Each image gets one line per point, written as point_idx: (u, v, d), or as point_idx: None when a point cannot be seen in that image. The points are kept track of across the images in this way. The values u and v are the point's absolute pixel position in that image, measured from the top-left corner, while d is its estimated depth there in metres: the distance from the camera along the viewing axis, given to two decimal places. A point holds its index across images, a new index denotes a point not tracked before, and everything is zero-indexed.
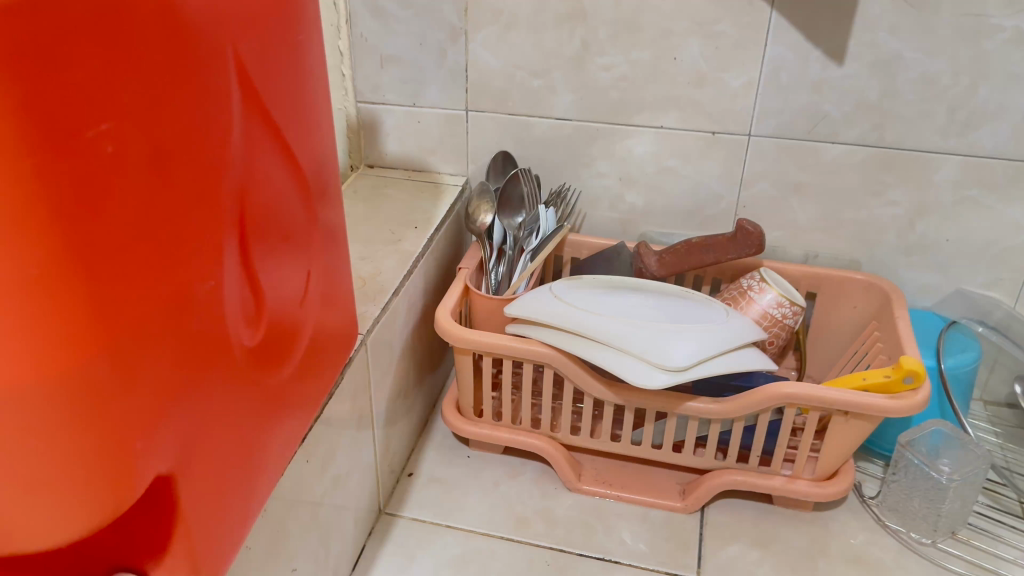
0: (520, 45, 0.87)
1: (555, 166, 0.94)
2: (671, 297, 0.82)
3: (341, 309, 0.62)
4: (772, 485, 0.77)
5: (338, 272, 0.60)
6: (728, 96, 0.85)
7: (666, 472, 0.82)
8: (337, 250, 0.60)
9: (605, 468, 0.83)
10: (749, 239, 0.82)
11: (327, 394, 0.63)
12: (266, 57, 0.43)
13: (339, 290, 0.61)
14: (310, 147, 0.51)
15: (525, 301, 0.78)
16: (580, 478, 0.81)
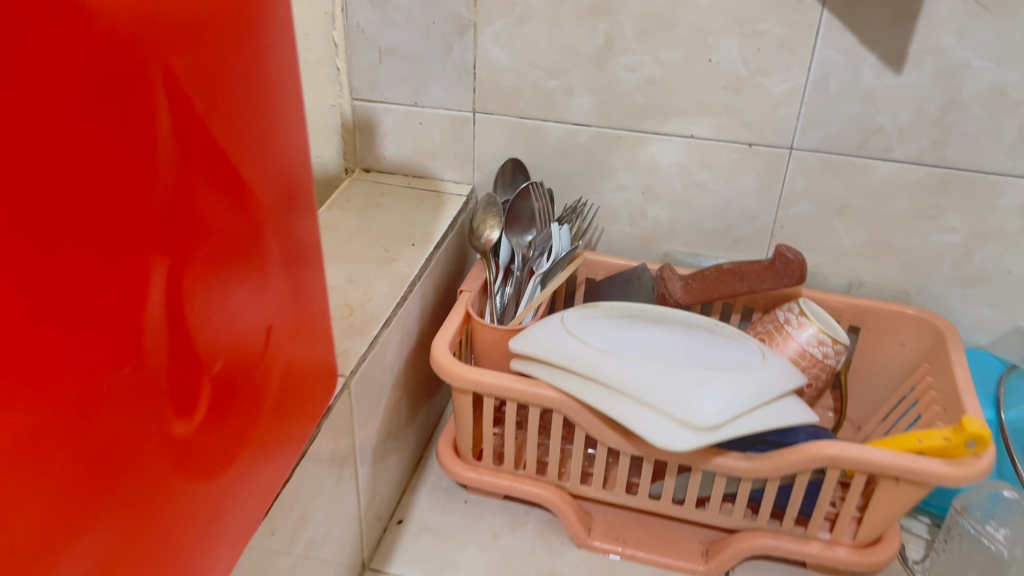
0: (535, 40, 0.78)
1: (570, 177, 0.85)
2: (700, 333, 0.73)
3: (320, 348, 0.53)
4: (807, 551, 0.68)
5: (317, 306, 0.51)
6: (768, 104, 0.76)
7: (687, 529, 0.73)
8: (316, 280, 0.50)
9: (618, 520, 0.74)
10: (790, 267, 0.73)
11: (299, 454, 0.54)
12: (213, 67, 0.34)
13: (318, 327, 0.52)
14: (278, 168, 0.42)
15: (533, 338, 0.69)
16: (591, 534, 0.72)
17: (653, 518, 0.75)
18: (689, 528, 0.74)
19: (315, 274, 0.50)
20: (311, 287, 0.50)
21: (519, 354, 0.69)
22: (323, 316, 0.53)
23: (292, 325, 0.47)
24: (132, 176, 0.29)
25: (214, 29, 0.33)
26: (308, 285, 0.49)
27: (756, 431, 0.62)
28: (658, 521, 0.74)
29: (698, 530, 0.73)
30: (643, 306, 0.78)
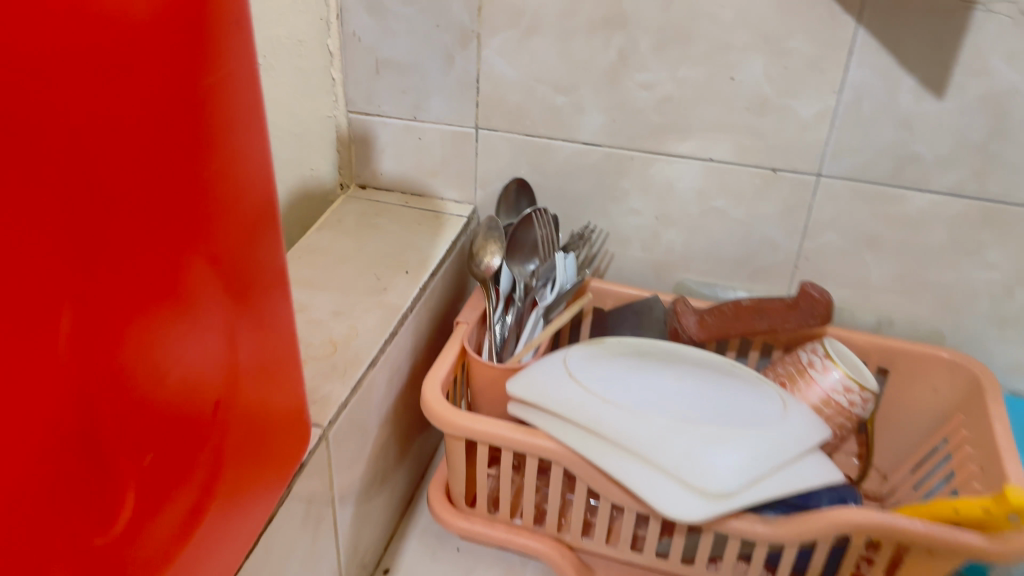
0: (544, 53, 0.72)
1: (579, 199, 0.79)
2: (716, 378, 0.67)
3: (293, 396, 0.47)
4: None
5: (287, 354, 0.45)
6: (795, 127, 0.69)
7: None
8: (287, 326, 0.45)
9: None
10: (816, 306, 0.68)
11: (270, 514, 0.49)
12: (141, 104, 0.27)
13: (289, 376, 0.46)
14: (236, 210, 0.36)
15: (533, 386, 0.63)
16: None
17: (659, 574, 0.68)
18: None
19: (287, 322, 0.44)
20: (280, 336, 0.44)
21: (518, 403, 0.64)
22: (295, 361, 0.47)
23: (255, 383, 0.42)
24: (18, 255, 0.23)
25: (143, 59, 0.27)
26: (277, 334, 0.43)
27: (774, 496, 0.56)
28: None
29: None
30: (654, 342, 0.72)
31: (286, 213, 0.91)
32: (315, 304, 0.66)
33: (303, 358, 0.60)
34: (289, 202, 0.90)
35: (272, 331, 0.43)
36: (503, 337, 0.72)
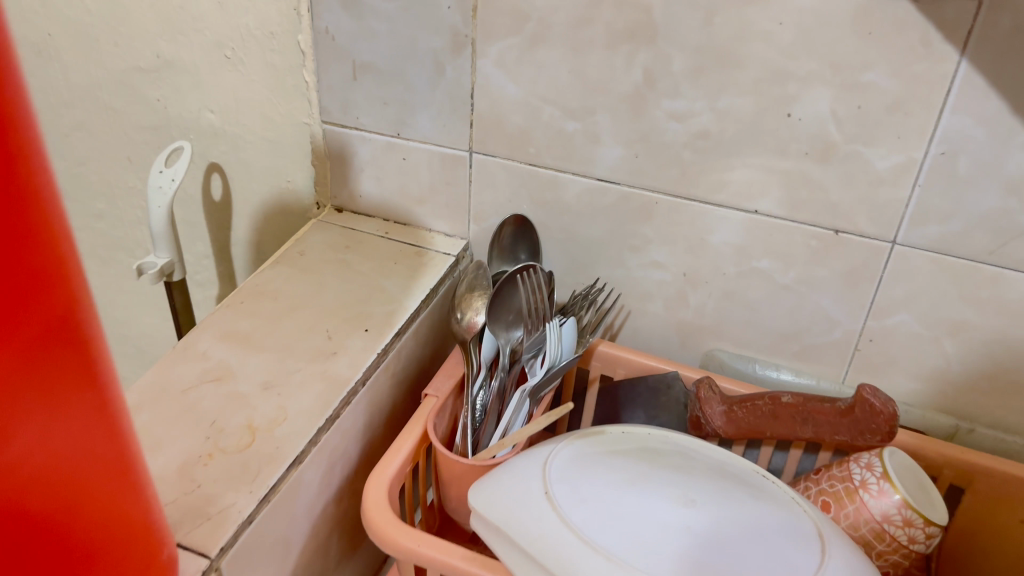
0: (552, 67, 0.58)
1: (591, 244, 0.65)
2: (742, 502, 0.51)
3: (149, 509, 0.35)
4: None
5: (131, 466, 0.32)
6: (865, 182, 0.54)
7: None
8: (122, 433, 0.31)
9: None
10: (874, 419, 0.53)
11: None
12: None
13: (137, 491, 0.33)
14: None
15: (499, 516, 0.50)
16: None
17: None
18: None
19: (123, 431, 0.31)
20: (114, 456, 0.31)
21: (488, 527, 0.51)
22: (146, 466, 0.34)
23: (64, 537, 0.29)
24: None
25: None
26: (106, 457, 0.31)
27: None
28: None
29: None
30: (669, 435, 0.58)
31: (263, 226, 0.80)
32: (243, 372, 0.54)
33: (208, 451, 0.49)
34: (265, 214, 0.78)
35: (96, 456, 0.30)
36: (481, 419, 0.59)
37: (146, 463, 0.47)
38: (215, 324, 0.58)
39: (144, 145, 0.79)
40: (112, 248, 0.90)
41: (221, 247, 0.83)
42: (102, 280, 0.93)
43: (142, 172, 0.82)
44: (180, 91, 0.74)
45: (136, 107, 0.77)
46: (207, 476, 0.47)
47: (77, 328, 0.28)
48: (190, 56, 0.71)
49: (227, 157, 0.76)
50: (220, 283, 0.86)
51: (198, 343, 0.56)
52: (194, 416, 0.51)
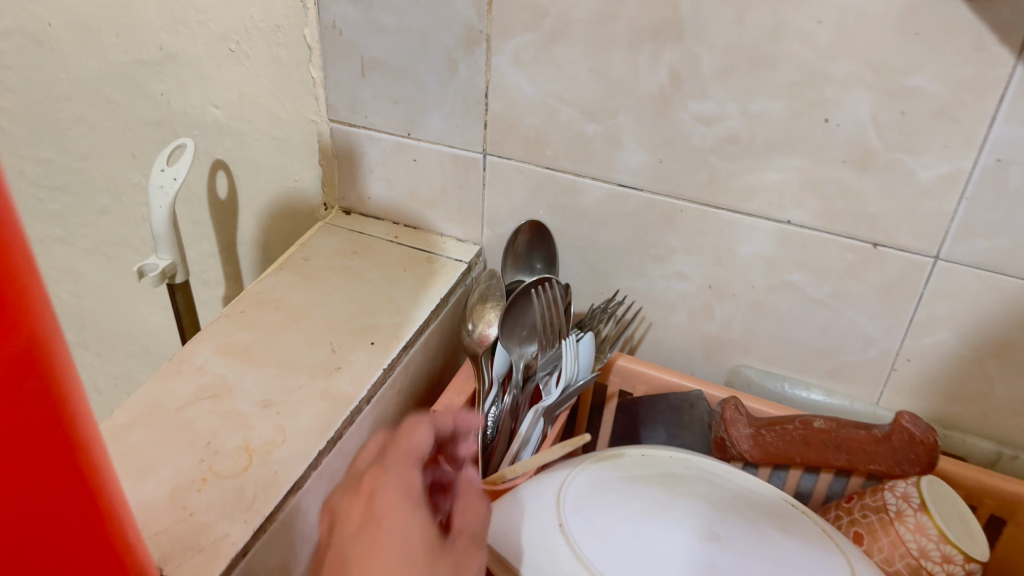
0: (571, 65, 0.54)
1: (611, 251, 0.61)
2: (770, 536, 0.48)
3: None
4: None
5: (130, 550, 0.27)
6: (906, 193, 0.50)
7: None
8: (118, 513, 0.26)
9: (397, 533, 0.45)
10: (913, 449, 0.49)
11: None
12: None
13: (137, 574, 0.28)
14: None
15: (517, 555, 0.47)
16: (380, 521, 0.46)
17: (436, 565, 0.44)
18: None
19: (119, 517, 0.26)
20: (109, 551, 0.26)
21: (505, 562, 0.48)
22: (145, 547, 0.29)
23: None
24: None
25: None
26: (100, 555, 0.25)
27: None
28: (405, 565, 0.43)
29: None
30: (692, 459, 0.54)
31: (270, 226, 0.77)
32: (241, 389, 0.52)
33: (202, 475, 0.46)
34: (272, 214, 0.75)
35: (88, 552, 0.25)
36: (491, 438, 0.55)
37: (136, 487, 0.44)
38: (213, 336, 0.56)
39: (147, 140, 0.76)
40: (118, 245, 0.87)
41: (227, 247, 0.80)
42: (109, 277, 0.91)
43: (146, 169, 0.79)
44: (184, 84, 0.70)
45: (139, 101, 0.74)
46: (199, 503, 0.44)
47: (62, 405, 0.22)
48: (194, 50, 0.67)
49: (232, 154, 0.73)
50: (227, 283, 0.84)
51: (196, 356, 0.54)
52: (189, 435, 0.48)
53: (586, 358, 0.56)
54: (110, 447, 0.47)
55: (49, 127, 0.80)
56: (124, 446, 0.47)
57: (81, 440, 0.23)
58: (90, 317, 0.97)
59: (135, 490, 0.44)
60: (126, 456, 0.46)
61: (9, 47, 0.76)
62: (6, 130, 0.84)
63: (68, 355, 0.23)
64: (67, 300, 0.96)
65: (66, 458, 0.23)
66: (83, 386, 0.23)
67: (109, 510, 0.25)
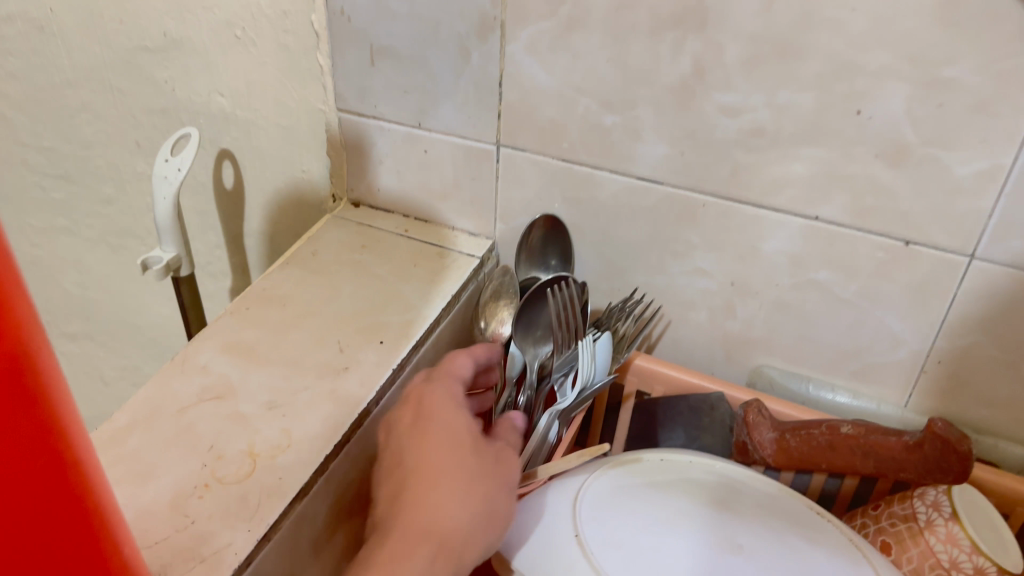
0: (588, 54, 0.52)
1: (629, 247, 0.59)
2: (796, 548, 0.45)
3: None
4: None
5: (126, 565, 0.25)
6: (941, 189, 0.47)
7: (433, 516, 0.42)
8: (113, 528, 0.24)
9: (448, 431, 0.46)
10: (945, 458, 0.49)
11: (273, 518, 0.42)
12: None
13: None
14: None
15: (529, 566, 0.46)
16: (430, 418, 0.47)
17: (486, 462, 0.45)
18: (478, 502, 0.42)
19: (115, 538, 0.24)
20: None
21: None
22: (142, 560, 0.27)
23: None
24: None
25: None
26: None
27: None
28: (458, 462, 0.44)
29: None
30: (713, 465, 0.52)
31: (277, 217, 0.75)
32: (246, 389, 0.50)
33: (204, 481, 0.44)
34: (280, 205, 0.74)
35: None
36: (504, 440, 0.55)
37: (135, 493, 0.43)
38: (218, 334, 0.54)
39: (152, 129, 0.74)
40: (124, 235, 0.85)
41: (233, 238, 0.79)
42: (115, 268, 0.89)
43: (151, 158, 0.77)
44: (189, 72, 0.68)
45: (143, 88, 0.72)
46: (201, 511, 0.42)
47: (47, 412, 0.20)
48: (199, 36, 0.65)
49: (239, 143, 0.71)
50: (234, 275, 0.82)
51: (199, 355, 0.52)
52: (191, 439, 0.46)
53: (603, 358, 0.54)
54: (109, 452, 0.45)
55: (52, 115, 0.78)
56: (124, 450, 0.45)
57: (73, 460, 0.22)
58: (97, 308, 0.95)
59: (134, 497, 0.43)
60: (126, 461, 0.44)
61: (13, 34, 0.74)
62: (9, 118, 0.82)
63: (51, 352, 0.21)
64: (73, 290, 0.95)
65: (57, 481, 0.21)
66: (69, 386, 0.21)
67: (105, 531, 0.24)
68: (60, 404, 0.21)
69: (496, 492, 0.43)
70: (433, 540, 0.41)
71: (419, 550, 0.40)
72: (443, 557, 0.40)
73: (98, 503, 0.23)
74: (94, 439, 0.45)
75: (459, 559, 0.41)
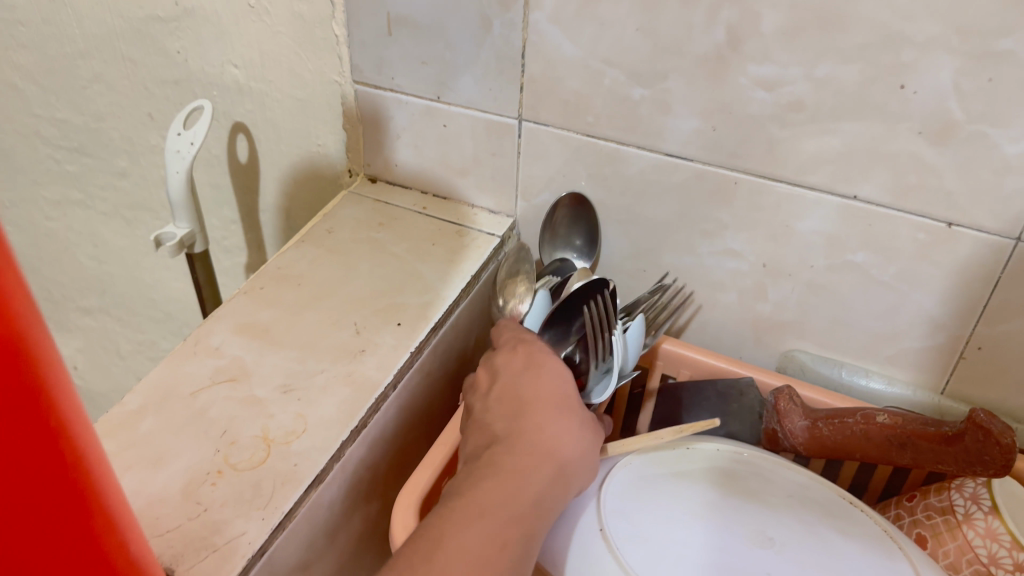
0: (616, 24, 0.49)
1: (655, 226, 0.57)
2: (827, 540, 0.43)
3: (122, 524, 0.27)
4: (459, 560, 0.37)
5: (92, 472, 0.25)
6: (988, 168, 0.44)
7: (554, 448, 0.43)
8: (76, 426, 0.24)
9: (561, 378, 0.47)
10: (987, 450, 0.45)
11: (335, 457, 0.44)
12: None
13: (105, 504, 0.26)
14: None
15: (555, 566, 0.44)
16: (540, 360, 0.48)
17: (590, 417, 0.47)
18: (586, 446, 0.45)
19: (86, 461, 0.24)
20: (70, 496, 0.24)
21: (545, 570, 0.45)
22: (112, 474, 0.26)
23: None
24: None
25: None
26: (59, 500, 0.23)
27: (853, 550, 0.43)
28: (572, 408, 0.46)
29: (533, 521, 0.40)
30: (741, 452, 0.50)
31: (293, 192, 0.73)
32: (260, 372, 0.49)
33: (217, 467, 0.43)
34: (295, 178, 0.72)
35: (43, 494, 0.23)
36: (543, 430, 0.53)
37: (146, 479, 0.41)
38: (232, 314, 0.53)
39: (165, 101, 0.72)
40: (137, 209, 0.84)
41: (248, 213, 0.77)
42: (130, 243, 0.88)
43: (164, 131, 0.75)
44: (202, 43, 0.66)
45: (155, 59, 0.69)
46: (214, 499, 0.41)
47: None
48: (210, 5, 0.63)
49: (253, 116, 0.69)
50: (249, 250, 0.80)
51: (212, 337, 0.51)
52: (204, 423, 0.45)
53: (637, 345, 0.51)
54: (120, 435, 0.44)
55: (65, 87, 0.77)
56: (137, 434, 0.44)
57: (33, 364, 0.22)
58: (113, 282, 0.94)
59: (145, 483, 0.41)
60: (138, 446, 0.43)
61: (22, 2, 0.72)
62: (21, 89, 0.80)
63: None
64: (88, 263, 0.94)
65: (10, 378, 0.21)
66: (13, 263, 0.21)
67: (75, 453, 0.24)
68: (25, 314, 0.22)
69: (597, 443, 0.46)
70: (551, 467, 0.42)
71: (541, 469, 0.42)
72: (556, 484, 0.42)
73: (63, 414, 0.23)
74: (105, 423, 0.44)
75: (565, 490, 0.42)
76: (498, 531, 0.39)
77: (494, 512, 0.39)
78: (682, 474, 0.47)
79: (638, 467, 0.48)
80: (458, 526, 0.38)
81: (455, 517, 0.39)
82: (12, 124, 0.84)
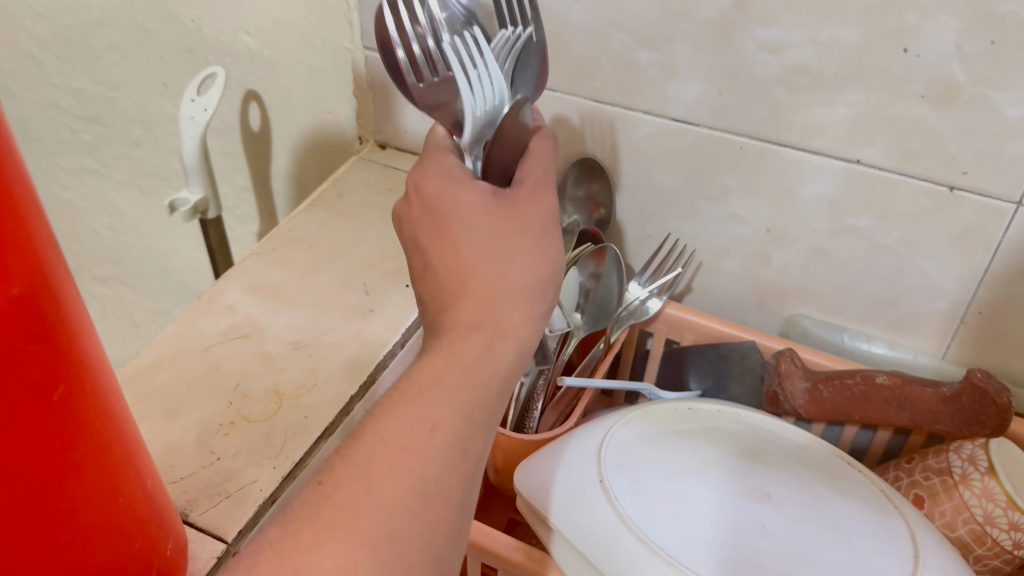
0: None
1: (661, 191, 0.58)
2: (824, 498, 0.44)
3: (129, 446, 0.31)
4: (374, 453, 0.30)
5: (104, 394, 0.29)
6: (989, 130, 0.45)
7: (479, 305, 0.35)
8: (90, 352, 0.28)
9: (470, 216, 0.37)
10: (984, 409, 0.47)
11: (346, 412, 0.45)
12: None
13: (115, 423, 0.30)
14: None
15: (554, 514, 0.45)
16: (440, 206, 0.38)
17: (513, 224, 0.37)
18: (524, 276, 0.36)
19: (99, 387, 0.28)
20: (64, 365, 0.26)
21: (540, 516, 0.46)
22: (122, 402, 0.31)
23: (17, 476, 0.24)
24: None
25: None
26: (52, 369, 0.25)
27: (846, 504, 0.44)
28: (510, 237, 0.37)
29: (473, 390, 0.33)
30: (741, 413, 0.51)
31: (303, 160, 0.74)
32: (272, 330, 0.50)
33: (230, 419, 0.44)
34: (306, 147, 0.73)
35: (38, 356, 0.24)
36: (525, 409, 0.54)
37: (160, 430, 0.43)
38: (245, 273, 0.54)
39: (179, 69, 0.73)
40: (151, 178, 0.85)
41: (260, 182, 0.78)
42: (144, 212, 0.89)
43: (178, 99, 0.76)
44: (215, 11, 0.66)
45: (169, 28, 0.70)
46: (227, 448, 0.42)
47: (28, 231, 0.24)
48: None
49: (265, 84, 0.69)
50: (261, 218, 0.81)
51: (225, 295, 0.52)
52: (217, 376, 0.46)
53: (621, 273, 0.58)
54: (137, 387, 0.45)
55: (81, 56, 0.78)
56: (153, 386, 0.45)
57: (41, 259, 0.25)
58: (127, 251, 0.96)
59: (160, 433, 0.43)
60: (153, 397, 0.44)
61: None
62: (37, 58, 0.81)
63: (32, 191, 0.24)
64: (103, 233, 0.95)
65: (55, 311, 0.25)
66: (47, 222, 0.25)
67: (92, 379, 0.28)
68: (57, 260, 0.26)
69: (532, 261, 0.37)
70: (485, 327, 0.34)
71: (469, 338, 0.34)
72: (493, 351, 0.34)
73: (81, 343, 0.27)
74: (121, 376, 0.46)
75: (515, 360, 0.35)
76: (426, 411, 0.32)
77: (416, 394, 0.32)
78: (683, 431, 0.48)
79: (635, 425, 0.49)
80: (373, 422, 0.32)
81: (372, 418, 0.32)
82: (30, 95, 0.85)
